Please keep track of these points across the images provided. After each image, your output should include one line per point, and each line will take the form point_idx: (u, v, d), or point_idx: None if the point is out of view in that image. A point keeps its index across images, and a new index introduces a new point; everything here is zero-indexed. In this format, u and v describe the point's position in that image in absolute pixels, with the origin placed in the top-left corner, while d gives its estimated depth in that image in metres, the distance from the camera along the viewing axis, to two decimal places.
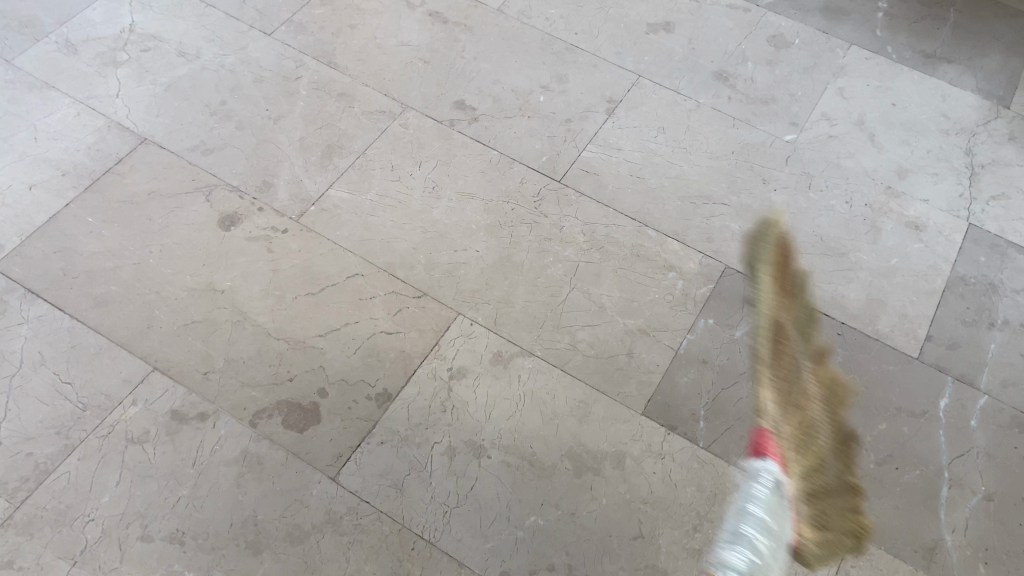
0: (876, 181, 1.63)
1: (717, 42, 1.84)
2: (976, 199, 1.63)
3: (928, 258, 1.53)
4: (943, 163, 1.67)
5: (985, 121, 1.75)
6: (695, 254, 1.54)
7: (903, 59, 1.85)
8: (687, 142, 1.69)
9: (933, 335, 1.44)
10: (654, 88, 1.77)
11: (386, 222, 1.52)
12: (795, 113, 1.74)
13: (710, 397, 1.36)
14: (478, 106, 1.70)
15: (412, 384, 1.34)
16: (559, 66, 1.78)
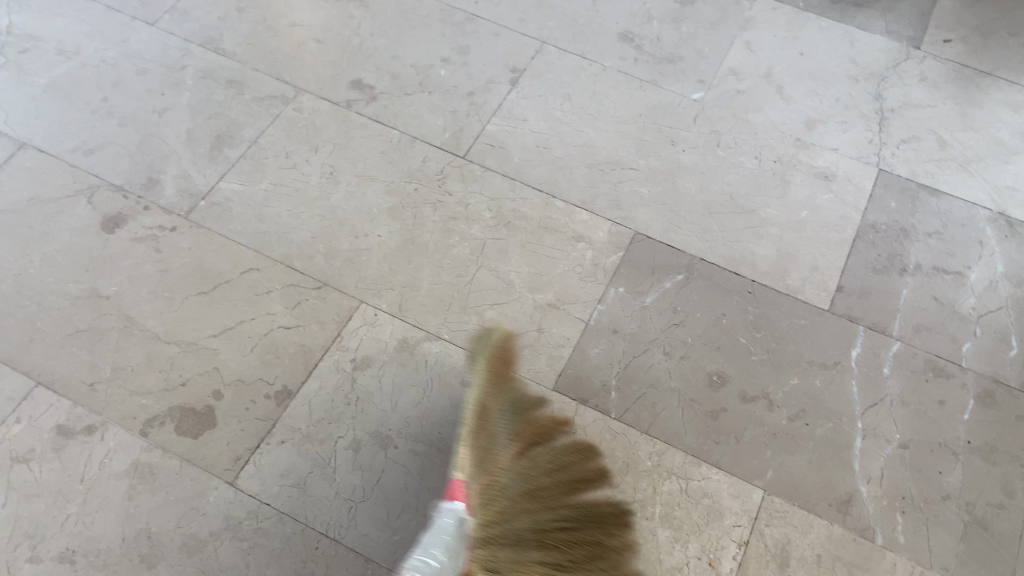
0: (785, 134, 1.62)
1: (622, 3, 1.80)
2: (887, 144, 1.61)
3: (839, 209, 1.52)
4: (852, 110, 1.65)
5: (895, 64, 1.73)
6: (604, 221, 1.50)
7: (811, 7, 1.82)
8: (593, 108, 1.64)
9: (845, 285, 1.43)
10: (558, 54, 1.71)
11: (282, 212, 1.46)
12: (702, 70, 1.71)
13: (622, 366, 1.33)
14: (376, 84, 1.63)
15: (313, 379, 1.30)
16: (459, 37, 1.72)
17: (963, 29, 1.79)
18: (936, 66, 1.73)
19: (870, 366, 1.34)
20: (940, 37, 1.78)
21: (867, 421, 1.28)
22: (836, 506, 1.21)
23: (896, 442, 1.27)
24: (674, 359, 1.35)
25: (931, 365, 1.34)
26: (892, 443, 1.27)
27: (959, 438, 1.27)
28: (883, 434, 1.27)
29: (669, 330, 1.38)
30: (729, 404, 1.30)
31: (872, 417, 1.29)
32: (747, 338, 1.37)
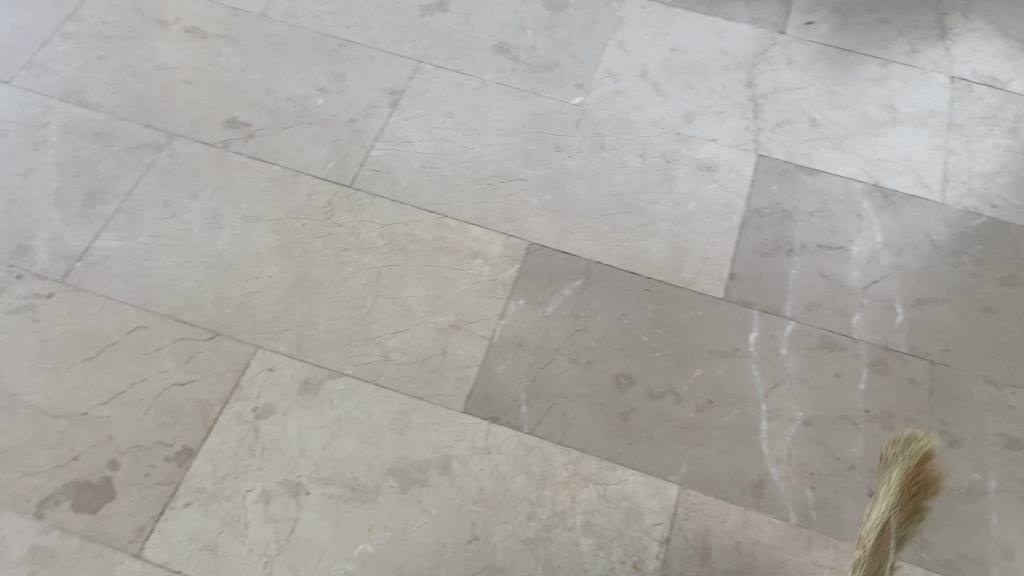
0: (665, 130, 1.65)
1: (494, 15, 1.81)
2: (763, 129, 1.66)
3: (724, 197, 1.56)
4: (727, 100, 1.70)
5: (763, 50, 1.79)
6: (499, 235, 1.50)
7: (678, 3, 1.86)
8: (476, 122, 1.64)
9: (737, 271, 1.47)
10: (437, 72, 1.71)
11: (165, 264, 1.41)
12: (580, 75, 1.73)
13: (530, 379, 1.33)
14: (252, 121, 1.59)
15: (214, 434, 1.25)
16: (334, 64, 1.70)
17: (823, 10, 1.87)
18: (802, 48, 1.79)
19: (768, 349, 1.38)
20: (802, 20, 1.85)
21: (771, 403, 1.32)
22: (750, 491, 1.24)
23: (799, 420, 1.31)
24: (581, 365, 1.35)
25: (825, 341, 1.39)
26: (796, 421, 1.30)
27: (857, 408, 1.32)
28: (787, 414, 1.31)
29: (573, 337, 1.38)
30: (638, 403, 1.32)
31: (775, 398, 1.33)
32: (649, 336, 1.39)
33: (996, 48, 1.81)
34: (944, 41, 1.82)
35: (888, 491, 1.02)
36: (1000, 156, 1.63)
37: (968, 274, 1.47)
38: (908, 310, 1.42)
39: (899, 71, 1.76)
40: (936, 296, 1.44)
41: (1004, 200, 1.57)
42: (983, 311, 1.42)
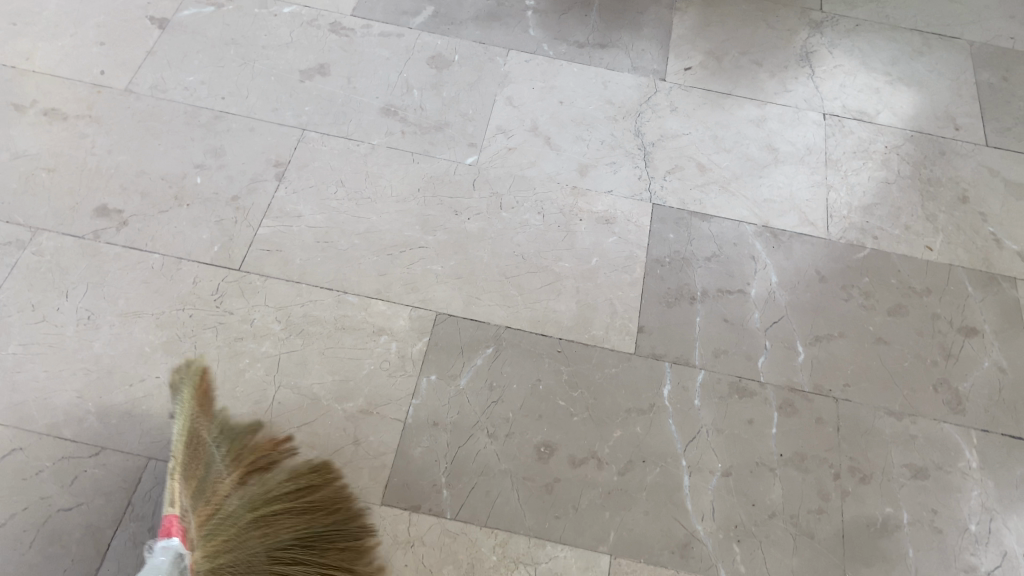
0: (560, 184, 1.65)
1: (377, 76, 1.77)
2: (654, 178, 1.69)
3: (624, 249, 1.57)
4: (617, 150, 1.72)
5: (646, 98, 1.82)
6: (403, 308, 1.45)
7: (560, 54, 1.88)
8: (369, 190, 1.59)
9: (644, 324, 1.48)
10: (322, 139, 1.65)
11: (38, 374, 1.29)
12: (470, 133, 1.71)
13: (448, 459, 1.29)
14: (124, 207, 1.49)
15: (110, 562, 1.15)
16: (211, 138, 1.61)
17: (699, 55, 1.93)
18: (683, 94, 1.84)
19: (682, 401, 1.39)
20: (681, 65, 1.90)
21: (690, 457, 1.33)
22: (678, 551, 1.24)
23: (719, 471, 1.31)
24: (499, 438, 1.32)
25: (735, 387, 1.41)
26: (716, 473, 1.31)
27: (772, 453, 1.34)
28: (707, 467, 1.32)
29: (489, 409, 1.35)
30: (561, 472, 1.29)
31: (694, 451, 1.33)
32: (565, 400, 1.37)
33: (861, 83, 1.91)
34: (814, 79, 1.91)
35: (182, 411, 1.13)
36: (876, 188, 1.71)
37: (859, 306, 1.53)
38: (809, 348, 1.47)
39: (776, 110, 1.83)
40: (834, 331, 1.49)
41: (885, 230, 1.65)
42: (877, 342, 1.49)
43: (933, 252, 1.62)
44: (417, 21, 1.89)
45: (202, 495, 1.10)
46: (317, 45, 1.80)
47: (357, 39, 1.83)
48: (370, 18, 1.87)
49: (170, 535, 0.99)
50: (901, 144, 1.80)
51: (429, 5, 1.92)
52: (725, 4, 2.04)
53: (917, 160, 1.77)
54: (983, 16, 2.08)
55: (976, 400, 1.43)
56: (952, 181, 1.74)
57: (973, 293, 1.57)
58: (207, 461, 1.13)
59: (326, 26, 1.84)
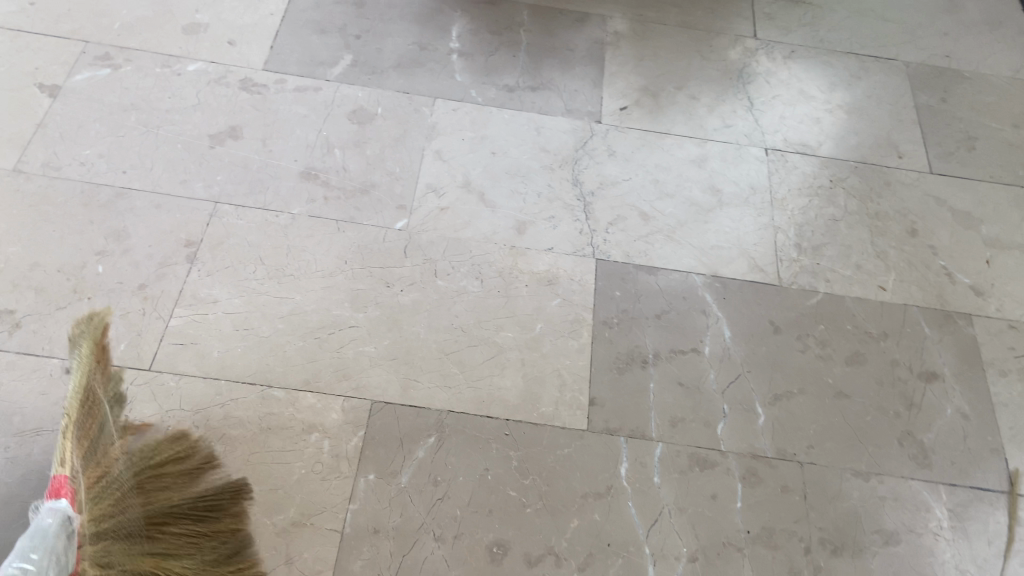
0: (498, 245, 1.56)
1: (294, 136, 1.65)
2: (596, 231, 1.60)
3: (570, 312, 1.48)
4: (556, 202, 1.63)
5: (582, 143, 1.74)
6: (335, 399, 1.32)
7: (489, 100, 1.78)
8: (290, 266, 1.46)
9: (596, 395, 1.38)
10: (237, 212, 1.52)
11: None
12: (399, 194, 1.60)
13: (393, 571, 1.18)
14: (16, 307, 1.35)
15: None
16: (112, 220, 1.47)
17: (634, 92, 1.85)
18: (620, 136, 1.76)
19: (641, 479, 1.30)
20: (616, 105, 1.82)
21: (654, 544, 1.25)
22: None
23: (685, 557, 1.24)
24: (447, 541, 1.22)
25: (696, 459, 1.33)
26: (682, 559, 1.24)
27: (739, 530, 1.27)
28: (672, 552, 1.24)
29: (434, 509, 1.24)
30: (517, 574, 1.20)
31: (657, 536, 1.25)
32: (517, 489, 1.27)
33: (800, 113, 1.86)
34: (753, 111, 1.85)
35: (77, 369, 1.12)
36: (825, 226, 1.66)
37: (816, 358, 1.47)
38: (769, 409, 1.40)
39: (717, 149, 1.76)
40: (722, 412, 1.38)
41: (836, 271, 1.59)
42: (838, 396, 1.42)
43: (886, 292, 1.57)
44: (335, 72, 1.77)
45: (106, 498, 1.07)
46: (226, 105, 1.66)
47: (270, 96, 1.70)
48: (284, 72, 1.74)
49: (60, 497, 0.98)
50: (846, 177, 1.74)
51: (346, 54, 1.81)
52: (657, 37, 1.97)
53: (862, 193, 1.72)
54: (916, 35, 2.05)
55: (941, 452, 1.38)
56: (900, 214, 1.69)
57: (930, 334, 1.52)
58: (102, 426, 1.12)
59: (236, 82, 1.70)
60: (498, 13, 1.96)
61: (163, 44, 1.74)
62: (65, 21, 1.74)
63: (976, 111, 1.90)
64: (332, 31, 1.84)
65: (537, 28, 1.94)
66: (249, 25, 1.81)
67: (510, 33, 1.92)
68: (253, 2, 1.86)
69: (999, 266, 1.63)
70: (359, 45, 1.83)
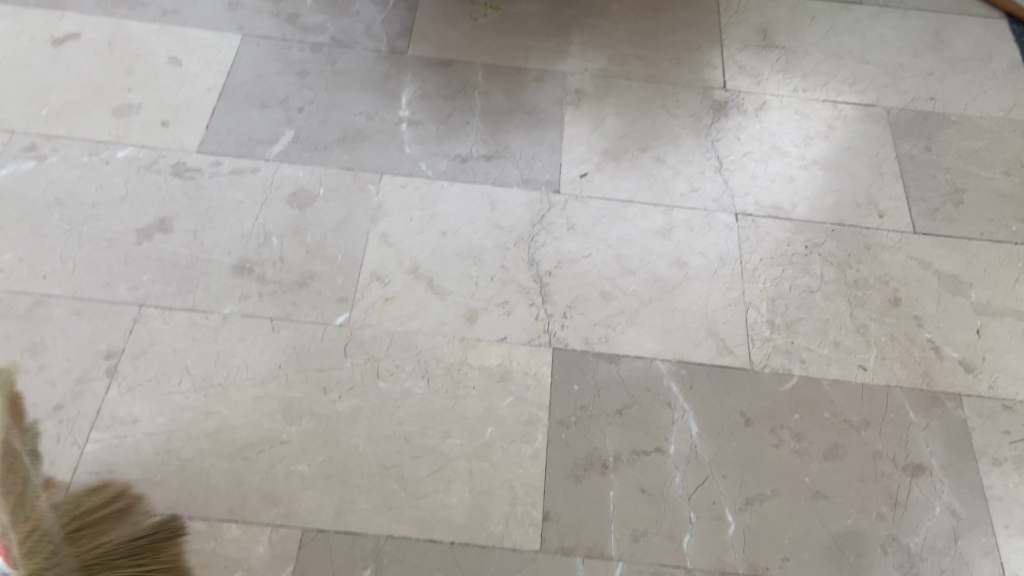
0: (447, 336, 1.46)
1: (229, 225, 1.55)
2: (553, 315, 1.49)
3: (523, 411, 1.37)
4: (510, 285, 1.53)
5: (539, 217, 1.64)
6: (262, 529, 1.23)
7: (440, 173, 1.68)
8: (219, 375, 1.36)
9: (550, 509, 1.27)
10: (164, 314, 1.42)
11: None
12: (341, 284, 1.50)
13: None
14: None
15: None
16: (28, 331, 1.37)
17: (595, 157, 1.74)
18: (580, 207, 1.66)
19: None
20: (575, 172, 1.72)
21: None
22: None
23: None
24: None
25: None
26: None
27: None
28: None
29: None
30: None
31: None
32: None
33: (772, 170, 1.75)
34: (722, 172, 1.74)
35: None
36: (799, 299, 1.55)
37: (791, 452, 1.35)
38: (739, 515, 1.28)
39: (683, 216, 1.65)
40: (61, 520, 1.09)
41: (811, 350, 1.48)
42: (815, 497, 1.31)
43: (868, 373, 1.45)
44: (275, 151, 1.67)
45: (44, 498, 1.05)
46: (157, 194, 1.57)
47: (204, 181, 1.60)
48: (220, 153, 1.65)
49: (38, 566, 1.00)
50: (822, 242, 1.63)
51: (288, 129, 1.71)
52: (619, 93, 1.86)
53: (839, 259, 1.61)
54: (898, 76, 1.94)
55: (929, 559, 1.26)
56: (881, 281, 1.58)
57: (916, 420, 1.40)
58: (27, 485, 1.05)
59: (168, 169, 1.61)
60: (451, 75, 1.86)
61: (91, 129, 1.64)
62: None
63: (964, 158, 1.78)
64: (274, 104, 1.75)
65: (493, 90, 1.84)
66: (184, 104, 1.72)
67: (464, 96, 1.82)
68: (189, 77, 1.76)
69: (991, 337, 1.51)
70: (301, 118, 1.73)
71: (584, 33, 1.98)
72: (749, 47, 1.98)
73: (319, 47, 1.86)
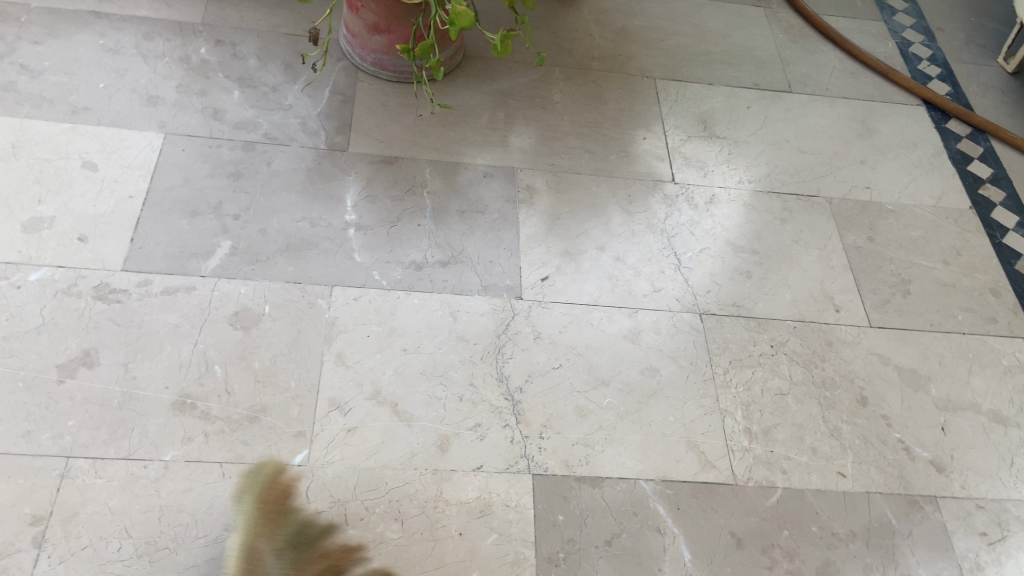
0: (418, 469, 1.34)
1: (164, 353, 1.39)
2: (529, 437, 1.41)
3: (508, 550, 1.28)
4: (481, 405, 1.44)
5: (504, 326, 1.56)
6: None
7: (396, 282, 1.58)
8: (166, 537, 1.21)
9: None
10: (95, 467, 1.25)
11: None
12: (297, 416, 1.37)
13: None
14: None
15: None
16: None
17: (555, 257, 1.69)
18: (545, 314, 1.59)
19: None
20: (536, 275, 1.65)
21: None
22: None
23: None
24: None
25: None
26: None
27: None
28: None
29: None
30: None
31: None
32: None
33: (729, 266, 1.74)
34: (681, 269, 1.72)
35: None
36: (773, 403, 1.53)
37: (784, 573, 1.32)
38: None
39: (649, 319, 1.62)
40: None
41: (791, 459, 1.46)
42: None
43: (847, 479, 1.45)
44: (212, 265, 1.53)
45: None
46: (77, 322, 1.40)
47: (133, 303, 1.44)
48: (150, 271, 1.49)
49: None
50: (786, 340, 1.63)
51: (225, 239, 1.57)
52: (572, 189, 1.83)
53: (805, 358, 1.60)
54: (835, 166, 1.99)
55: None
56: (847, 379, 1.58)
57: (899, 527, 1.40)
58: None
59: (90, 291, 1.44)
60: (397, 173, 1.77)
61: None
62: None
63: (905, 248, 1.83)
64: (207, 211, 1.60)
65: (443, 188, 1.76)
66: (103, 214, 1.55)
67: (413, 196, 1.73)
68: (108, 183, 1.60)
69: (955, 433, 1.53)
70: (238, 227, 1.59)
71: (530, 124, 1.94)
72: (692, 138, 2.00)
73: (252, 146, 1.74)
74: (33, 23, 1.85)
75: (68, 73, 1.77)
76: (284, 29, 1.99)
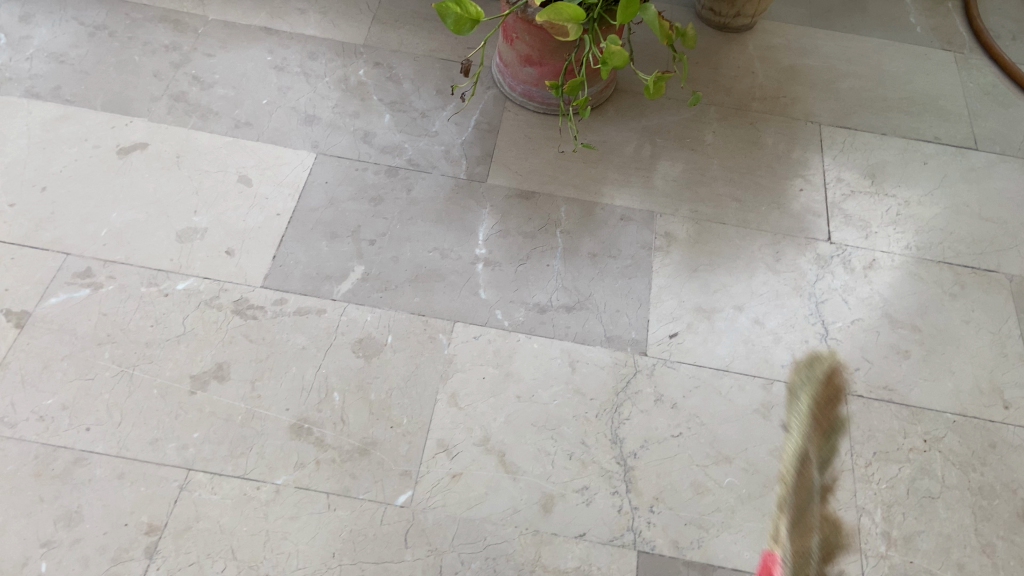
0: (519, 527, 1.30)
1: (289, 374, 1.42)
2: (638, 508, 1.33)
3: None
4: (591, 466, 1.37)
5: (625, 383, 1.48)
6: None
7: (519, 324, 1.54)
8: (268, 563, 1.23)
9: None
10: (212, 482, 1.29)
11: None
12: (405, 454, 1.36)
13: None
14: None
15: None
16: (66, 495, 1.26)
17: (687, 313, 1.59)
18: (671, 374, 1.50)
19: None
20: (665, 330, 1.56)
21: None
22: None
23: None
24: None
25: None
26: None
27: None
28: None
29: None
30: None
31: None
32: None
33: (884, 341, 1.58)
34: (828, 340, 1.57)
35: None
36: (918, 506, 1.36)
37: None
38: None
39: (785, 393, 1.49)
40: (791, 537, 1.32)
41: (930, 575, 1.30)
42: None
43: None
44: (343, 289, 1.55)
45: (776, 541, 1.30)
46: (215, 334, 1.46)
47: (268, 320, 1.49)
48: (285, 289, 1.53)
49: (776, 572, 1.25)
50: (942, 436, 1.45)
51: (358, 264, 1.59)
52: (714, 240, 1.72)
53: (962, 459, 1.42)
54: (1019, 239, 1.77)
55: None
56: (1009, 490, 1.39)
57: None
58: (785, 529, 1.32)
59: (229, 305, 1.50)
60: (533, 209, 1.73)
61: (151, 255, 1.55)
62: (47, 228, 1.56)
63: None
64: (345, 234, 1.63)
65: (578, 228, 1.71)
66: (250, 229, 1.62)
67: (546, 235, 1.69)
68: (258, 199, 1.67)
69: None
70: (372, 252, 1.61)
71: (676, 166, 1.84)
72: (856, 192, 1.83)
73: (394, 170, 1.76)
74: (209, 36, 1.96)
75: (235, 87, 1.86)
76: (439, 53, 2.01)
